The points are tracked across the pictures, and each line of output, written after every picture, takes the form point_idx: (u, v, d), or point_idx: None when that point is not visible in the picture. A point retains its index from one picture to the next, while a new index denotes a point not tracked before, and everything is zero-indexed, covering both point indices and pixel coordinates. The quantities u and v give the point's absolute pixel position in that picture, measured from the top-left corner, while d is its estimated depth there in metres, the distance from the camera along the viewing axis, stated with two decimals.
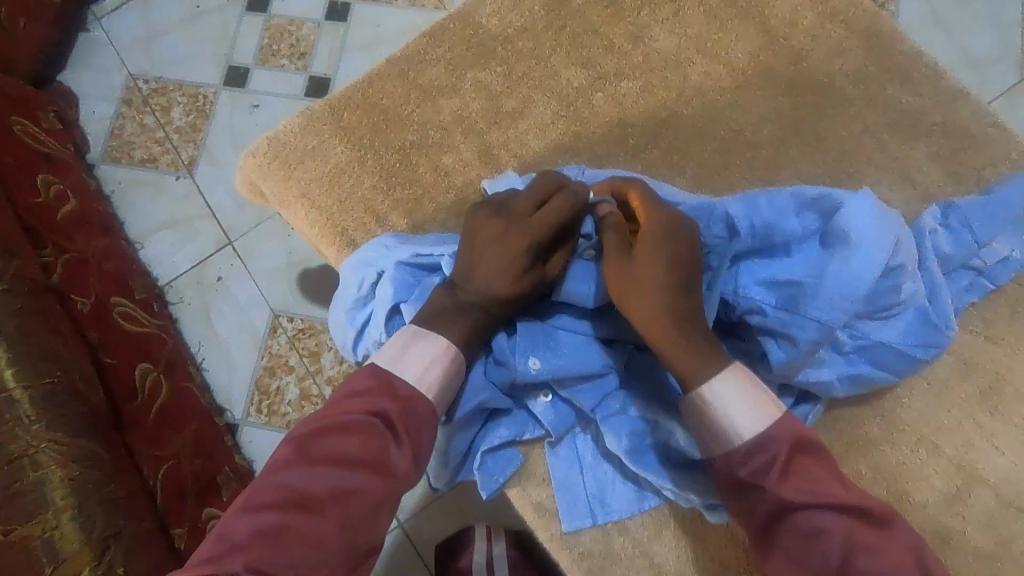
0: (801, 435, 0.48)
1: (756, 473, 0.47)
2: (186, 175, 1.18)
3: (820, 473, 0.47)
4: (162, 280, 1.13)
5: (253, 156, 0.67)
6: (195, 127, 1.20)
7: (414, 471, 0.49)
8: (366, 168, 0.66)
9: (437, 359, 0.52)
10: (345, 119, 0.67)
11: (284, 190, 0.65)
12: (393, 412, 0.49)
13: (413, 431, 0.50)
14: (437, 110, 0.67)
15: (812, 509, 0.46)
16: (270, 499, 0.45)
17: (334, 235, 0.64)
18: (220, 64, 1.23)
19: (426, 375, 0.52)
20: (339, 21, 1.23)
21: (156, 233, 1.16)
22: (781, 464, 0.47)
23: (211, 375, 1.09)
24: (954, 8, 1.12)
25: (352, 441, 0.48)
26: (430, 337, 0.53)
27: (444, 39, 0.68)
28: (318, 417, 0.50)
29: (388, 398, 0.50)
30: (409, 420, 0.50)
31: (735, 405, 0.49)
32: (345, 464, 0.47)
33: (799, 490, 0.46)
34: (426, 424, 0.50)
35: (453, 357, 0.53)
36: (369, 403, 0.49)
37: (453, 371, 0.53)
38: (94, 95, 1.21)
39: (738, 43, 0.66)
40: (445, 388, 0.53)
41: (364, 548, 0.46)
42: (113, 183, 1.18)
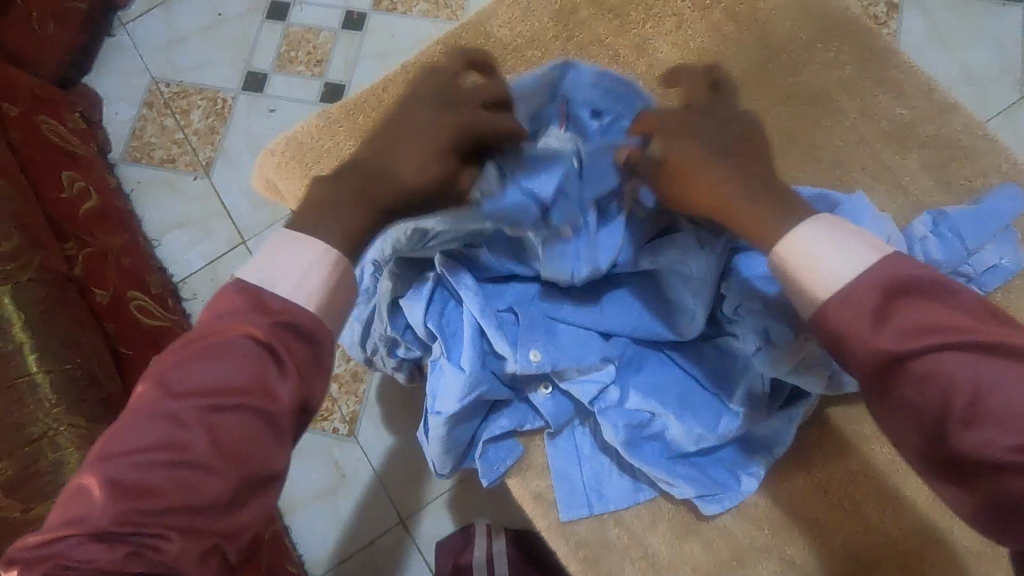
0: (903, 279, 0.39)
1: (847, 325, 0.39)
2: (203, 176, 1.22)
3: (946, 312, 0.38)
4: (176, 277, 1.16)
5: (271, 155, 0.70)
6: (213, 129, 1.24)
7: (305, 393, 0.41)
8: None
9: (312, 262, 0.43)
10: (359, 122, 0.70)
11: (300, 188, 0.68)
12: (268, 329, 0.40)
13: (297, 352, 0.41)
14: None
15: (933, 348, 0.37)
16: (132, 441, 0.37)
17: None
18: (239, 69, 1.27)
19: (299, 273, 0.42)
20: (355, 30, 1.27)
21: (173, 231, 1.19)
22: (877, 311, 0.39)
23: None
24: (954, 27, 1.15)
25: (220, 366, 0.39)
26: (297, 240, 0.43)
27: (456, 47, 0.71)
28: (180, 343, 0.40)
29: (257, 314, 0.41)
30: (291, 338, 0.41)
31: (816, 252, 0.41)
32: (214, 395, 0.38)
33: (911, 334, 0.38)
34: (313, 341, 0.42)
35: (331, 258, 0.43)
36: (238, 322, 0.40)
37: (337, 271, 0.44)
38: (117, 97, 1.26)
39: (738, 56, 0.69)
40: (331, 289, 0.43)
41: (255, 483, 0.39)
42: (133, 182, 1.22)
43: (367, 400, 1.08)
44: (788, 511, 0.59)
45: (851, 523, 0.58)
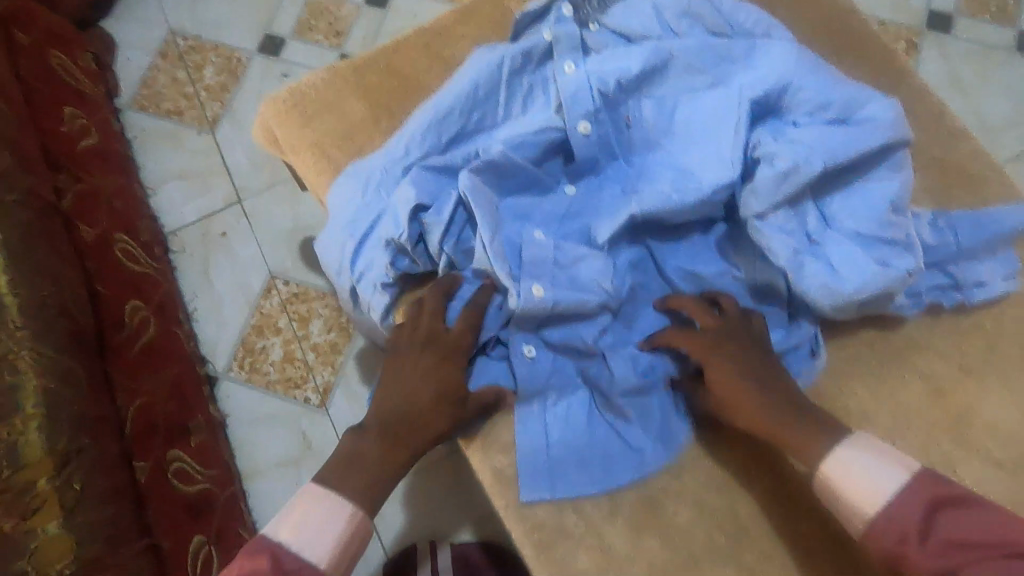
0: (939, 491, 0.48)
1: (895, 542, 0.48)
2: (208, 132, 1.21)
3: (976, 519, 0.46)
4: (167, 228, 1.15)
5: (274, 103, 0.69)
6: (224, 88, 1.24)
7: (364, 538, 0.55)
8: (378, 129, 0.67)
9: (356, 511, 0.54)
10: (366, 80, 0.69)
11: (299, 138, 0.67)
12: (325, 554, 0.52)
13: (348, 565, 0.53)
14: None
15: (976, 562, 0.44)
16: (257, 570, 0.49)
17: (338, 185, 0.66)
18: (258, 32, 1.27)
19: (347, 505, 0.54)
20: (379, 6, 1.27)
21: (170, 183, 1.18)
22: (915, 530, 0.47)
23: (200, 326, 1.10)
24: (971, 74, 1.16)
25: (308, 556, 0.51)
26: (359, 465, 0.56)
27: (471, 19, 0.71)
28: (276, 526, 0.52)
29: (327, 521, 0.53)
30: (351, 541, 0.53)
31: (868, 481, 0.50)
32: (307, 554, 0.51)
33: (955, 544, 0.45)
34: (363, 542, 0.55)
35: (391, 477, 0.56)
36: (311, 522, 0.52)
37: (387, 497, 0.56)
38: (133, 44, 1.25)
39: None
40: (369, 515, 0.55)
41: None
42: (137, 129, 1.21)
43: (344, 372, 1.07)
44: (753, 516, 0.57)
45: (815, 536, 0.57)
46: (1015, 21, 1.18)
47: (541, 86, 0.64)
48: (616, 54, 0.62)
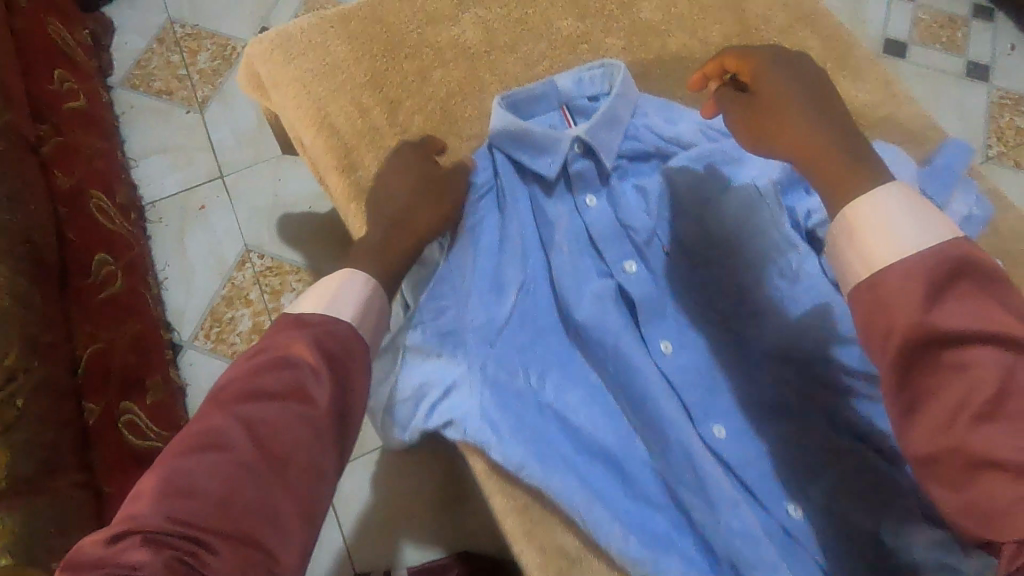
0: (965, 262, 0.43)
1: (897, 297, 0.44)
2: (196, 111, 1.24)
3: (969, 315, 0.42)
4: (147, 198, 1.16)
5: (260, 43, 0.71)
6: (216, 72, 1.28)
7: (338, 401, 0.53)
8: (352, 67, 0.69)
9: (356, 292, 0.59)
10: (348, 24, 0.71)
11: (280, 73, 0.69)
12: (309, 348, 0.53)
13: (332, 369, 0.53)
14: (434, 33, 0.71)
15: (973, 345, 0.41)
16: (204, 469, 0.45)
17: (314, 117, 0.67)
18: (254, 24, 1.33)
19: (348, 299, 0.58)
20: None
21: (153, 156, 1.20)
22: (934, 292, 0.43)
23: (169, 294, 1.09)
24: (923, 92, 1.27)
25: (272, 384, 0.51)
26: (359, 276, 0.60)
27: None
28: (228, 386, 0.51)
29: (303, 357, 0.53)
30: (329, 359, 0.54)
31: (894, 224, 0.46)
32: (260, 396, 0.50)
33: (966, 324, 0.42)
34: (351, 358, 0.55)
35: (370, 287, 0.60)
36: (291, 368, 0.52)
37: (373, 299, 0.59)
38: (132, 28, 1.31)
39: (715, 26, 0.73)
40: (362, 311, 0.58)
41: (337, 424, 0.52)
42: (126, 106, 1.24)
43: None
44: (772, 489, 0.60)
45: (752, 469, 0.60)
46: (964, 50, 1.30)
47: (571, 207, 0.68)
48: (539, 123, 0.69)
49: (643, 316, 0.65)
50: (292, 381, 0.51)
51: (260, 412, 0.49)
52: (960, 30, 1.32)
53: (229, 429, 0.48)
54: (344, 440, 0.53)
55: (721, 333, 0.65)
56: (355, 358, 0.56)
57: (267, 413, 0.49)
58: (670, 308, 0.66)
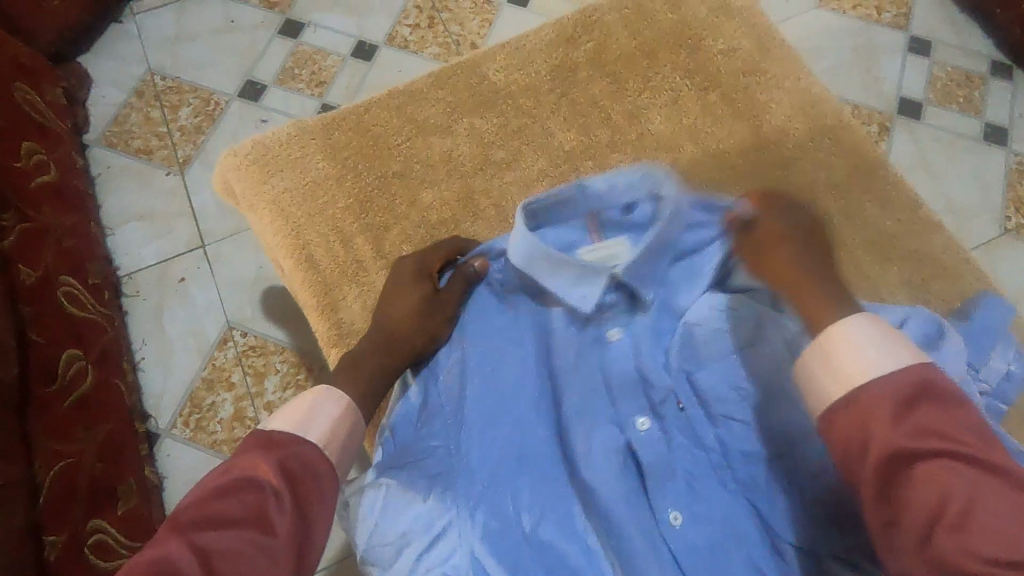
0: (928, 379, 0.47)
1: (869, 412, 0.47)
2: (176, 173, 1.18)
3: (947, 420, 0.45)
4: (123, 271, 1.10)
5: (235, 155, 0.70)
6: (198, 129, 1.22)
7: (301, 529, 0.47)
8: (337, 189, 0.71)
9: (327, 412, 0.56)
10: (333, 139, 0.72)
11: (259, 194, 0.70)
12: (276, 466, 0.49)
13: (299, 495, 0.48)
14: (425, 147, 0.73)
15: (937, 458, 0.43)
16: None
17: (293, 247, 0.68)
18: (239, 77, 1.26)
19: (321, 417, 0.56)
20: (364, 59, 1.28)
21: (130, 223, 1.14)
22: (901, 401, 0.46)
23: (145, 377, 1.03)
24: (939, 157, 1.21)
25: (234, 501, 0.45)
26: (332, 394, 0.58)
27: (448, 83, 0.76)
28: (187, 506, 0.46)
29: (272, 469, 0.48)
30: (298, 479, 0.49)
31: (860, 340, 0.50)
32: (215, 520, 0.44)
33: (918, 434, 0.44)
34: (321, 483, 0.51)
35: (343, 407, 0.58)
36: (257, 482, 0.47)
37: (342, 420, 0.57)
38: (109, 80, 1.25)
39: (729, 140, 0.75)
40: (331, 431, 0.55)
41: (304, 550, 0.47)
42: (102, 166, 1.18)
43: None
44: None
45: None
46: (982, 111, 1.24)
47: (592, 345, 0.68)
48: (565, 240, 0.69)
49: (651, 480, 0.61)
50: (257, 508, 0.46)
51: (217, 540, 0.43)
52: (977, 89, 1.26)
53: (180, 560, 0.42)
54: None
55: (739, 503, 0.61)
56: (325, 489, 0.51)
57: (223, 546, 0.43)
58: (687, 470, 0.62)
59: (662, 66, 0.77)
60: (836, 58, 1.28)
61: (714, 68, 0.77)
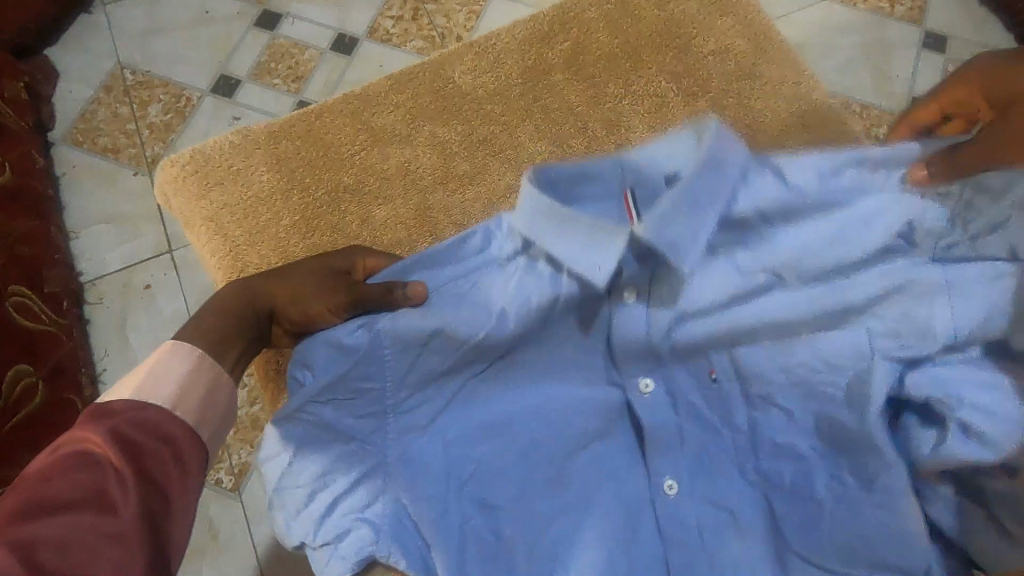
0: None
1: None
2: (144, 173, 1.12)
3: None
4: (86, 277, 1.04)
5: (170, 167, 0.71)
6: (169, 127, 1.16)
7: (154, 505, 0.43)
8: (280, 205, 0.70)
9: (182, 375, 0.51)
10: (278, 150, 0.72)
11: (192, 209, 0.70)
12: (117, 440, 0.44)
13: (147, 467, 0.44)
14: (382, 157, 0.72)
15: None
16: None
17: (231, 269, 0.68)
18: (212, 71, 1.20)
19: (171, 379, 0.50)
20: (344, 53, 1.21)
21: (94, 226, 1.08)
22: None
23: (106, 390, 0.98)
24: None
25: (67, 484, 0.41)
26: (182, 348, 0.53)
27: (408, 86, 0.74)
28: (15, 492, 0.41)
29: (114, 443, 0.44)
30: (148, 450, 0.45)
31: None
32: (47, 507, 0.40)
33: None
34: (178, 454, 0.47)
35: (198, 362, 0.53)
36: (99, 460, 0.43)
37: (199, 376, 0.52)
38: (77, 75, 1.19)
39: None
40: (188, 394, 0.51)
41: (159, 526, 0.43)
42: (67, 166, 1.12)
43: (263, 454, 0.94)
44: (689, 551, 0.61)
45: None
46: None
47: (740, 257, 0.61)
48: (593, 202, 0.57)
49: (652, 443, 0.62)
50: (96, 489, 0.41)
51: (46, 530, 0.39)
52: None
53: None
54: (163, 564, 0.43)
55: (752, 491, 0.63)
56: (180, 459, 0.47)
57: (54, 533, 0.39)
58: (695, 444, 0.63)
59: (646, 68, 0.74)
60: (845, 56, 1.20)
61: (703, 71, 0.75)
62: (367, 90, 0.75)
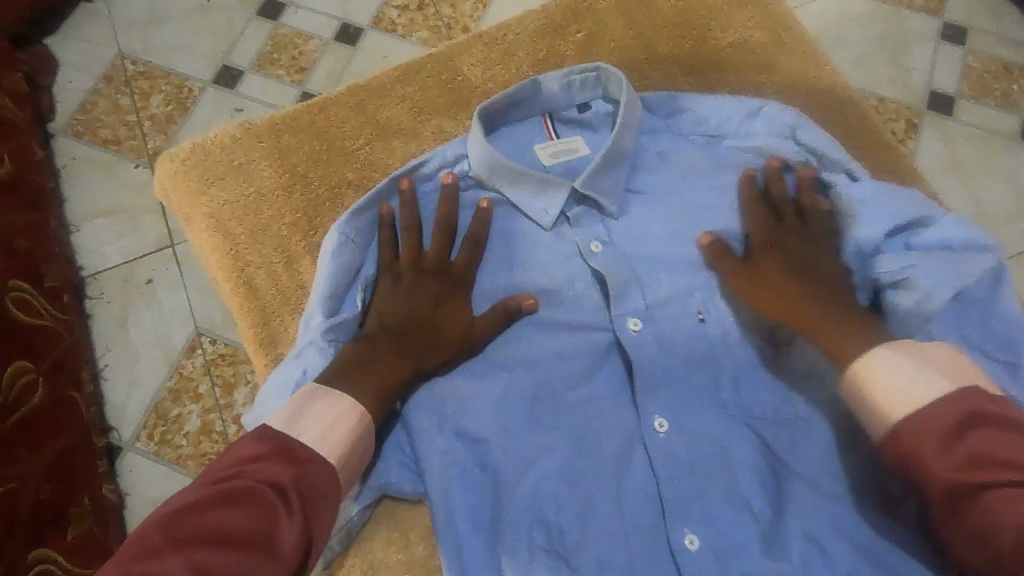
0: (975, 412, 0.48)
1: (928, 452, 0.48)
2: (145, 165, 1.10)
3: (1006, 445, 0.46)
4: (87, 271, 1.03)
5: (170, 161, 0.73)
6: (170, 118, 1.14)
7: (307, 535, 0.48)
8: (280, 200, 0.72)
9: (342, 421, 0.54)
10: (281, 144, 0.74)
11: (193, 206, 0.72)
12: (282, 477, 0.49)
13: (306, 501, 0.49)
14: (386, 150, 0.75)
15: (1000, 488, 0.45)
16: None
17: (232, 264, 0.70)
18: (215, 62, 1.18)
19: (338, 428, 0.54)
20: (348, 43, 1.19)
21: (95, 219, 1.07)
22: (953, 432, 0.48)
23: (108, 386, 0.97)
24: (971, 157, 1.11)
25: (233, 511, 0.46)
26: (340, 397, 0.55)
27: (414, 80, 0.77)
28: (189, 497, 0.47)
29: (282, 469, 0.49)
30: (304, 488, 0.49)
31: (902, 382, 0.51)
32: (215, 530, 0.45)
33: (966, 469, 0.46)
34: (328, 493, 0.51)
35: (357, 419, 0.55)
36: (266, 486, 0.48)
37: (358, 432, 0.55)
38: (76, 65, 1.17)
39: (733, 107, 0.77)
40: (348, 447, 0.54)
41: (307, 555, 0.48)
42: (67, 158, 1.10)
43: None
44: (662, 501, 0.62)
45: None
46: (1020, 107, 1.13)
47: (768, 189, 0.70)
48: (520, 139, 0.73)
49: (640, 383, 0.64)
50: (257, 517, 0.46)
51: (218, 551, 0.43)
52: (1016, 83, 1.15)
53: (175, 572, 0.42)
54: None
55: (740, 426, 0.64)
56: (330, 498, 0.51)
57: (224, 552, 0.44)
58: (683, 385, 0.65)
59: (664, 61, 0.79)
60: (860, 48, 1.17)
61: (723, 61, 0.79)
62: (376, 81, 0.77)
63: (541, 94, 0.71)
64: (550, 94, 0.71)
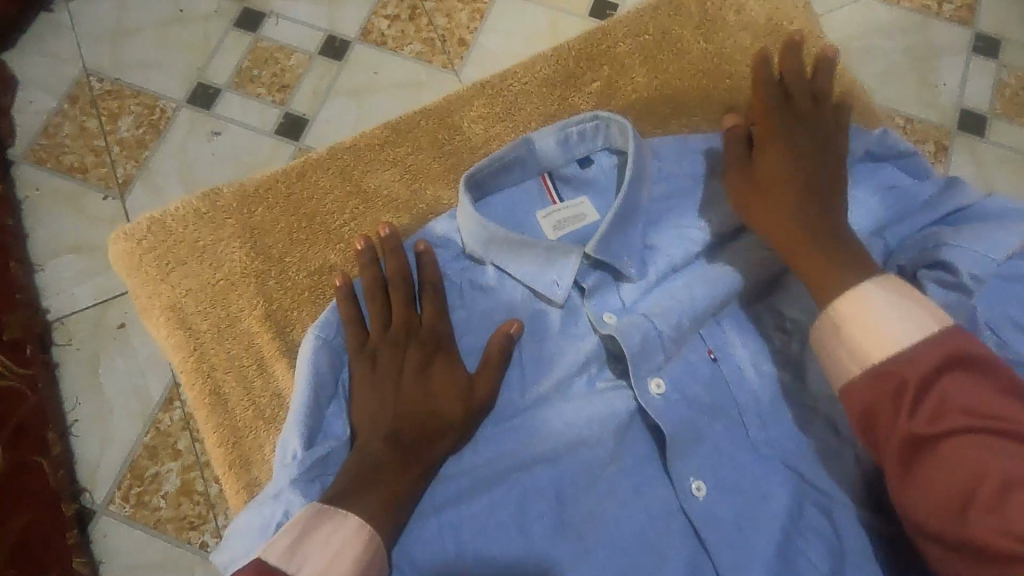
0: (954, 351, 0.49)
1: (893, 407, 0.50)
2: (115, 197, 1.02)
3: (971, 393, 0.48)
4: (54, 315, 0.95)
5: (130, 239, 0.73)
6: (141, 143, 1.05)
7: None
8: (252, 287, 0.72)
9: (346, 548, 0.50)
10: (254, 220, 0.75)
11: (156, 289, 0.72)
12: None
13: None
14: (365, 221, 0.76)
15: (969, 434, 0.47)
16: None
17: (197, 350, 0.71)
18: (189, 79, 1.08)
19: (342, 555, 0.49)
20: (334, 58, 1.10)
21: (61, 257, 0.98)
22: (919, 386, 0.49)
23: (79, 442, 0.90)
24: (1006, 180, 1.03)
25: None
26: (347, 519, 0.51)
27: (397, 146, 0.78)
28: None
29: None
30: None
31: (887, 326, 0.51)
32: None
33: (934, 421, 0.48)
34: None
35: (362, 540, 0.51)
36: None
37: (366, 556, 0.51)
38: (37, 82, 1.07)
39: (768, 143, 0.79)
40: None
41: None
42: (30, 189, 1.01)
43: None
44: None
45: None
46: None
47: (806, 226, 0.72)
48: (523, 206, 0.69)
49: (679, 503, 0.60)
50: None
51: None
52: None
53: None
54: None
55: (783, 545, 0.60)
56: None
57: None
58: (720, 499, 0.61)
59: (694, 104, 0.80)
60: (889, 61, 1.09)
61: None
62: (352, 146, 0.78)
63: (540, 156, 0.67)
64: (551, 156, 0.68)
